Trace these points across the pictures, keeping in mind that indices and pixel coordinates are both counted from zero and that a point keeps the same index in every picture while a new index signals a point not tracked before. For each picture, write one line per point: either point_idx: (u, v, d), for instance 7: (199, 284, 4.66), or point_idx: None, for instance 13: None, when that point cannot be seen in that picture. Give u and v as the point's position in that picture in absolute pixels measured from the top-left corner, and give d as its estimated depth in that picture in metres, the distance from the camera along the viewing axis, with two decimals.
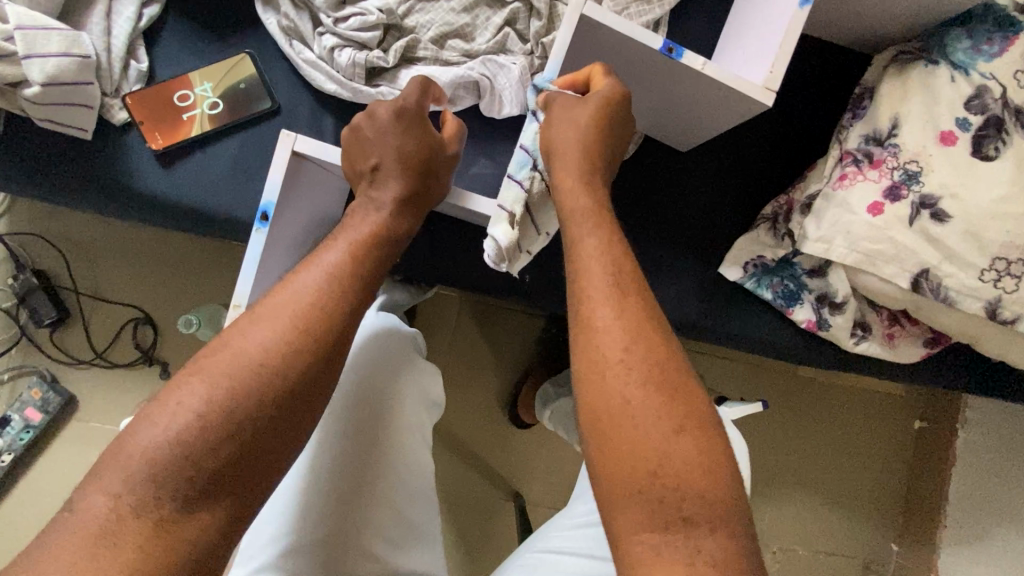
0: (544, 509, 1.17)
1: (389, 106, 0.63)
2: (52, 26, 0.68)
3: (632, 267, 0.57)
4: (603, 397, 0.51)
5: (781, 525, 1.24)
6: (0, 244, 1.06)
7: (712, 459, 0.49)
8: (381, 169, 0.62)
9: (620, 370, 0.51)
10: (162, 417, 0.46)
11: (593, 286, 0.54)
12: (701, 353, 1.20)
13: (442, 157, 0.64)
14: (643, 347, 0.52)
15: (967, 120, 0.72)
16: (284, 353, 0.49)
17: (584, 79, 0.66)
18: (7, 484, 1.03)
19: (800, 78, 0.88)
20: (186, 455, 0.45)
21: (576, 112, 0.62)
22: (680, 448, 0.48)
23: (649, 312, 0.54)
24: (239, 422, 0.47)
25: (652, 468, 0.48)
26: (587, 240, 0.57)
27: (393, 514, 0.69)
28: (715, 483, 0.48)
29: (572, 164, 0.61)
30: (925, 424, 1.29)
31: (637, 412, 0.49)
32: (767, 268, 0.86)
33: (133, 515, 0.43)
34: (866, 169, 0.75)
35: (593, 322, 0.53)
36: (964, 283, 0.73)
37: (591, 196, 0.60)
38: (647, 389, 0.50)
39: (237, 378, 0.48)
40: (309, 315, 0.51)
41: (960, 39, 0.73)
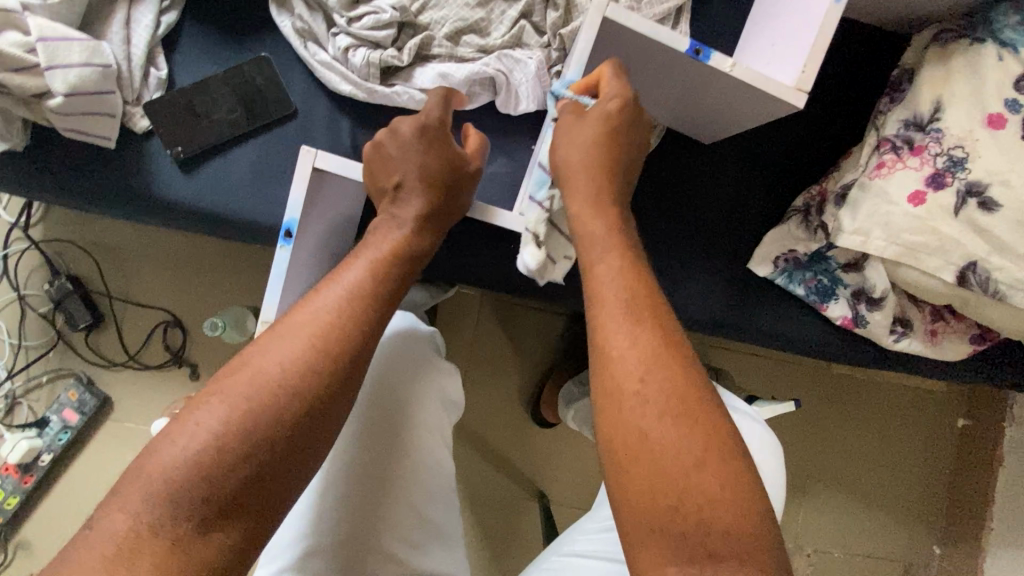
0: (568, 508, 1.16)
1: (411, 122, 0.61)
2: (73, 36, 0.69)
3: (650, 294, 0.54)
4: (618, 422, 0.49)
5: (815, 526, 1.20)
6: (36, 251, 1.09)
7: (733, 489, 0.46)
8: (404, 186, 0.61)
9: (638, 404, 0.49)
10: (181, 436, 0.46)
11: (608, 313, 0.53)
12: (730, 350, 1.16)
13: (464, 172, 0.62)
14: (662, 371, 0.50)
15: (1018, 100, 0.67)
16: (303, 375, 0.49)
17: (596, 82, 0.63)
18: (49, 482, 1.07)
19: (833, 61, 0.84)
20: (204, 477, 0.45)
21: (580, 129, 0.60)
22: (702, 480, 0.46)
23: (668, 338, 0.52)
24: (258, 443, 0.47)
25: (676, 497, 0.46)
26: (601, 265, 0.56)
27: (417, 525, 0.69)
28: (739, 513, 0.46)
29: (582, 186, 0.59)
30: (970, 422, 1.22)
31: (656, 444, 0.48)
32: (799, 263, 0.82)
33: (151, 534, 0.44)
34: (906, 157, 0.70)
35: (611, 349, 0.51)
36: (1016, 277, 0.68)
37: (603, 216, 0.58)
38: (664, 422, 0.48)
39: (256, 399, 0.47)
40: (327, 335, 0.51)
41: (1008, 14, 0.68)
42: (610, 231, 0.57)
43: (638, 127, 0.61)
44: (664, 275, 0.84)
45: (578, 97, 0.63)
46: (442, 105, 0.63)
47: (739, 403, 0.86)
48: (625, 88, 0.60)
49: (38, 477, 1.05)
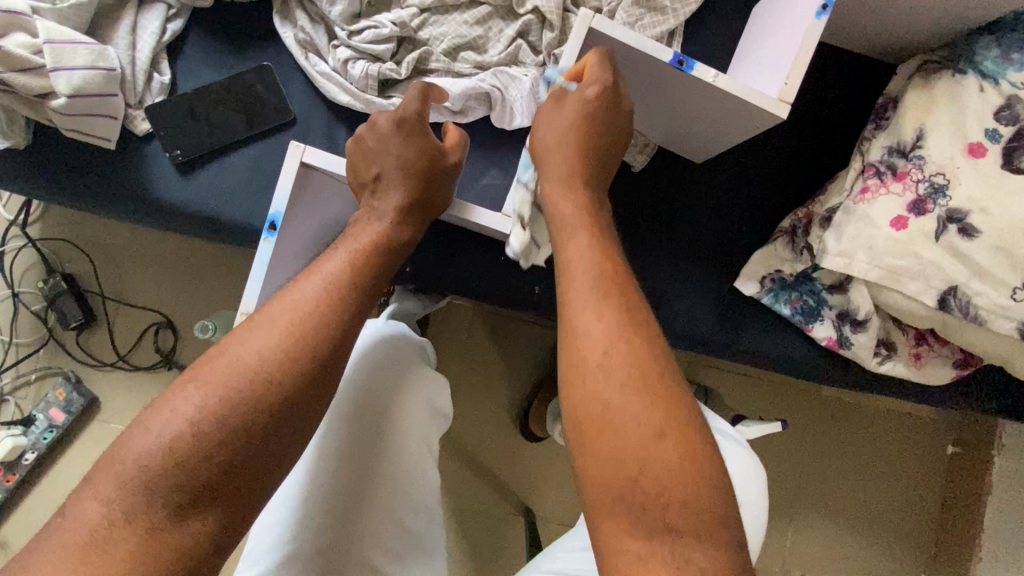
0: (554, 524, 1.15)
1: (390, 116, 0.62)
2: (79, 40, 0.70)
3: (618, 271, 0.55)
4: (580, 394, 0.50)
5: (802, 549, 1.19)
6: (32, 249, 1.10)
7: (692, 458, 0.47)
8: (383, 177, 0.62)
9: (600, 374, 0.49)
10: (156, 423, 0.46)
11: (576, 289, 0.53)
12: (719, 370, 1.17)
13: (444, 163, 0.64)
14: (625, 345, 0.50)
15: (997, 130, 0.68)
16: (279, 363, 0.49)
17: (582, 71, 0.63)
18: (31, 480, 1.07)
19: (822, 88, 0.86)
20: (177, 463, 0.45)
21: (558, 116, 0.62)
22: (660, 451, 0.47)
23: (634, 316, 0.52)
24: (233, 430, 0.47)
25: (635, 467, 0.47)
26: (572, 247, 0.56)
27: (393, 526, 0.68)
28: (694, 484, 0.46)
29: (556, 189, 0.60)
30: (959, 449, 1.22)
31: (617, 416, 0.48)
32: (785, 283, 0.84)
33: (125, 522, 0.44)
34: (890, 182, 0.72)
35: (578, 330, 0.52)
36: (995, 302, 0.69)
37: (577, 197, 0.59)
38: (625, 392, 0.49)
39: (232, 388, 0.48)
40: (305, 324, 0.51)
41: (989, 47, 0.70)
42: (579, 210, 0.58)
43: (615, 120, 0.62)
44: (652, 291, 0.85)
45: (566, 83, 0.63)
46: (421, 100, 0.64)
47: (725, 425, 0.86)
48: (607, 75, 0.61)
49: (21, 475, 1.05)
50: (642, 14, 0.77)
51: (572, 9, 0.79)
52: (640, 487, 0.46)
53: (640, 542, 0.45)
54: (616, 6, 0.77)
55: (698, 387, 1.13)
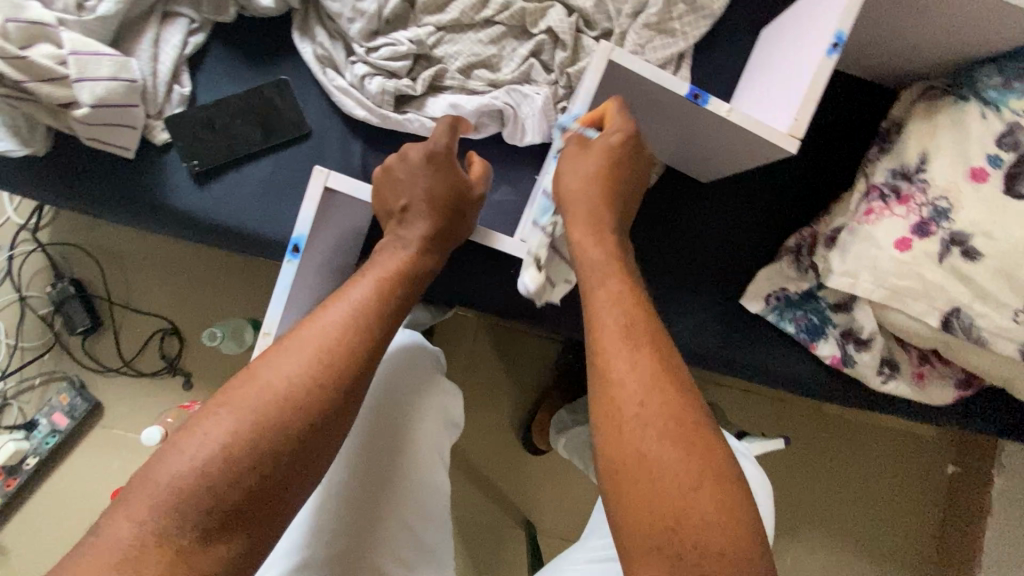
0: (555, 539, 1.15)
1: (420, 150, 0.64)
2: (103, 52, 0.71)
3: (648, 317, 0.57)
4: (617, 445, 0.51)
5: (804, 568, 1.19)
6: (41, 253, 1.10)
7: (727, 505, 0.48)
8: (410, 210, 0.63)
9: (637, 424, 0.50)
10: (189, 447, 0.47)
11: (608, 341, 0.54)
12: (722, 385, 1.17)
13: (469, 198, 0.65)
14: (658, 395, 0.51)
15: (999, 156, 0.70)
16: (308, 389, 0.50)
17: (599, 117, 0.66)
18: (32, 485, 1.07)
19: (827, 111, 0.88)
20: (209, 486, 0.46)
21: (582, 163, 0.63)
22: (697, 501, 0.48)
23: (663, 363, 0.54)
24: (264, 454, 0.48)
25: (672, 515, 0.48)
26: (601, 292, 0.58)
27: (409, 546, 0.69)
28: (732, 531, 0.47)
29: (582, 247, 0.61)
30: (959, 469, 1.23)
31: (654, 467, 0.49)
32: (790, 301, 0.85)
33: (156, 543, 0.44)
34: (893, 205, 0.74)
35: (610, 378, 0.53)
36: (998, 325, 0.70)
37: (604, 243, 0.61)
38: (660, 441, 0.50)
39: (263, 413, 0.48)
40: (334, 350, 0.52)
41: (991, 75, 0.72)
42: (608, 257, 0.60)
43: (638, 160, 0.66)
44: (657, 307, 0.86)
45: (584, 129, 0.66)
46: (450, 133, 0.65)
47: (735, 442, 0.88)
48: (627, 122, 0.64)
49: (22, 480, 1.05)
50: (652, 36, 0.79)
51: (584, 31, 0.81)
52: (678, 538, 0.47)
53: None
54: (627, 29, 0.79)
55: None
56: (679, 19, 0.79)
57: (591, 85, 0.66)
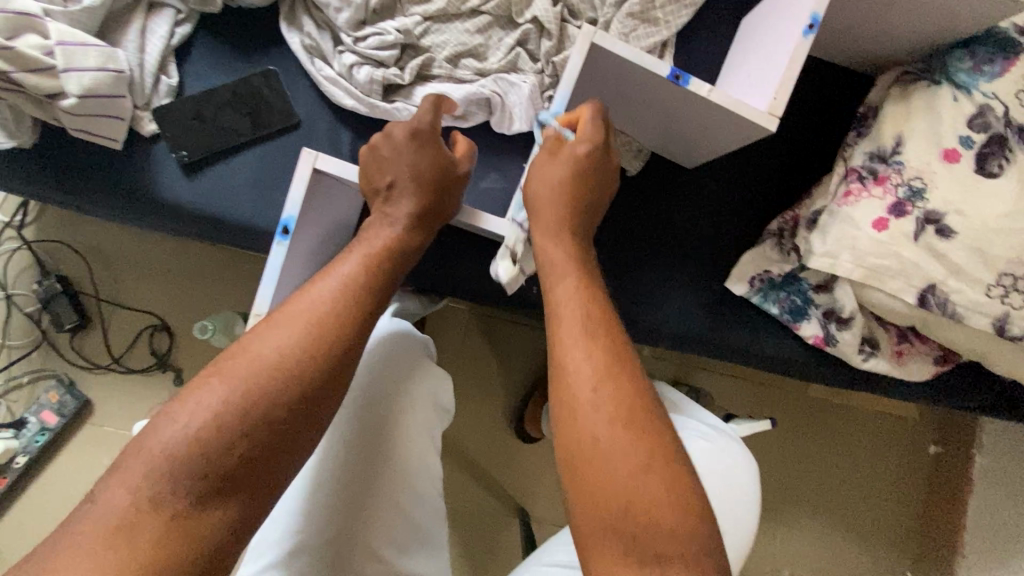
0: (549, 525, 1.17)
1: (405, 128, 0.64)
2: (90, 42, 0.71)
3: (605, 312, 0.58)
4: (574, 429, 0.53)
5: (793, 548, 1.22)
6: (27, 250, 1.09)
7: (674, 486, 0.50)
8: (397, 186, 0.64)
9: (590, 409, 0.53)
10: (182, 414, 0.47)
11: (567, 327, 0.57)
12: (710, 371, 1.20)
13: (454, 173, 0.66)
14: (611, 384, 0.53)
15: (970, 137, 0.73)
16: (299, 360, 0.51)
17: (576, 121, 0.67)
18: (22, 483, 1.06)
19: (806, 96, 0.90)
20: (202, 450, 0.47)
21: (550, 167, 0.64)
22: (647, 487, 0.50)
23: (618, 355, 0.55)
24: (255, 422, 0.48)
25: (624, 499, 0.50)
26: (561, 289, 0.59)
27: (404, 523, 0.70)
28: (682, 512, 0.49)
29: (547, 216, 0.63)
30: (941, 448, 1.26)
31: (607, 451, 0.51)
32: (773, 283, 0.87)
33: (151, 510, 0.45)
34: (871, 186, 0.76)
35: (569, 374, 0.55)
36: (971, 299, 0.73)
37: (564, 243, 0.62)
38: (614, 427, 0.52)
39: (256, 381, 0.49)
40: (323, 323, 0.53)
41: (962, 59, 0.75)
42: (567, 256, 0.62)
43: (605, 171, 0.66)
44: (646, 293, 0.88)
45: (561, 130, 0.66)
46: (434, 112, 0.66)
47: (720, 420, 0.90)
48: (599, 132, 0.64)
49: (11, 479, 1.04)
50: (636, 25, 0.80)
51: (569, 20, 0.82)
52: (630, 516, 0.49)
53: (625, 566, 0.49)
54: (612, 17, 0.81)
55: (688, 388, 1.16)
56: (662, 7, 0.80)
57: (575, 70, 0.66)
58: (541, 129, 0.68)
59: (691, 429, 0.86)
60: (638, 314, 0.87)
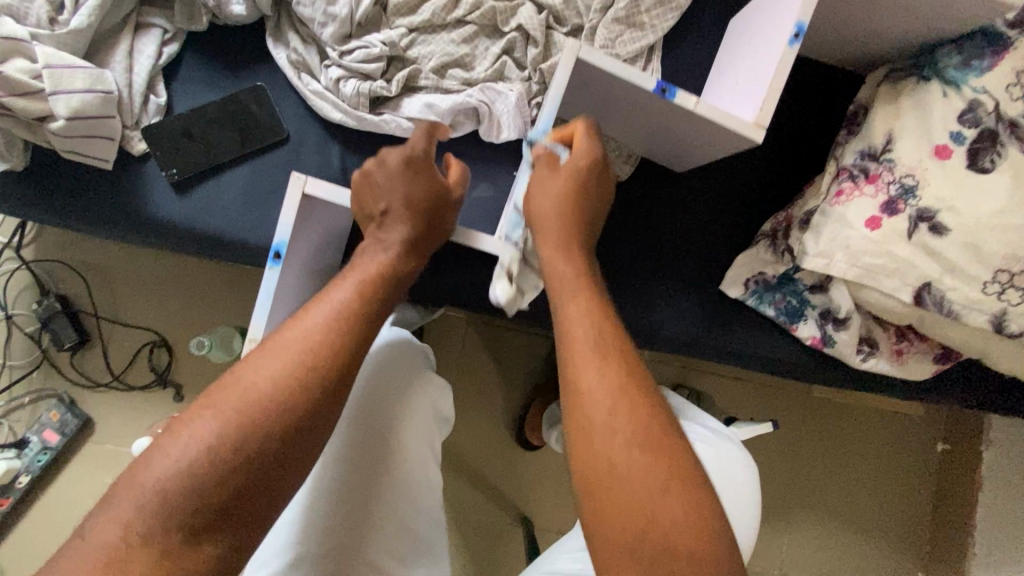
0: (553, 533, 1.16)
1: (398, 155, 0.64)
2: (77, 65, 0.72)
3: (615, 327, 0.57)
4: (588, 453, 0.52)
5: (801, 551, 1.20)
6: (26, 271, 1.10)
7: (693, 507, 0.49)
8: (389, 213, 0.63)
9: (606, 431, 0.51)
10: (174, 448, 0.47)
11: (581, 347, 0.55)
12: (711, 373, 1.19)
13: (448, 200, 0.66)
14: (627, 403, 0.52)
15: (961, 133, 0.72)
16: (293, 391, 0.51)
17: (569, 136, 0.67)
18: (25, 503, 1.07)
19: (796, 96, 0.90)
20: (196, 486, 0.46)
21: (554, 181, 0.63)
22: (666, 509, 0.49)
23: (630, 371, 0.54)
24: (250, 456, 0.48)
25: (642, 521, 0.48)
26: (570, 306, 0.58)
27: (404, 539, 0.70)
28: (697, 534, 0.48)
29: (555, 235, 0.62)
30: (949, 446, 1.25)
31: (623, 471, 0.50)
32: (768, 284, 0.86)
33: (143, 544, 0.45)
34: (862, 184, 0.75)
35: (581, 392, 0.53)
36: (967, 297, 0.72)
37: (572, 261, 0.61)
38: (630, 446, 0.51)
39: (249, 414, 0.49)
40: (317, 354, 0.53)
41: (951, 55, 0.74)
42: (577, 273, 0.60)
43: (602, 188, 0.66)
44: (642, 298, 0.87)
45: (553, 146, 0.66)
46: (428, 140, 0.66)
47: (718, 424, 0.89)
48: (594, 146, 0.65)
49: (14, 499, 1.05)
50: (622, 30, 0.80)
51: (555, 27, 0.82)
52: (648, 539, 0.48)
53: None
54: (598, 23, 0.81)
55: (689, 391, 1.15)
56: (647, 12, 0.80)
57: (559, 91, 0.67)
58: (531, 147, 0.69)
59: (690, 431, 0.85)
60: (633, 319, 0.87)
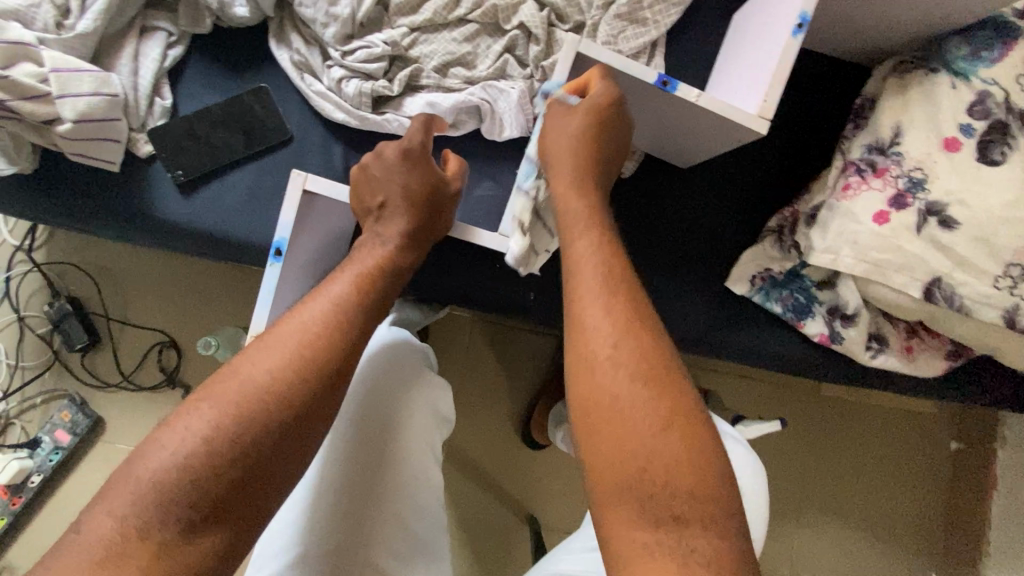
0: (560, 533, 1.15)
1: (396, 147, 0.66)
2: (84, 68, 0.73)
3: (624, 267, 0.57)
4: (589, 387, 0.51)
5: (811, 552, 1.19)
6: (38, 273, 1.12)
7: (697, 450, 0.48)
8: (388, 206, 0.64)
9: (610, 363, 0.51)
10: (170, 440, 0.48)
11: (585, 282, 0.55)
12: (719, 372, 1.18)
13: (446, 193, 0.66)
14: (632, 340, 0.51)
15: (971, 125, 0.71)
16: (289, 382, 0.51)
17: (585, 85, 0.66)
18: (37, 503, 1.08)
19: (802, 90, 0.88)
20: (191, 478, 0.47)
21: (569, 121, 0.63)
22: (668, 443, 0.48)
23: (637, 309, 0.54)
24: (244, 446, 0.48)
25: (644, 461, 0.47)
26: (579, 242, 0.58)
27: (406, 537, 0.69)
28: (698, 475, 0.47)
29: (565, 167, 0.62)
30: (962, 444, 1.22)
31: (625, 406, 0.49)
32: (775, 280, 0.86)
33: (139, 538, 0.45)
34: (870, 178, 0.74)
35: (586, 325, 0.53)
36: (978, 291, 0.71)
37: (584, 196, 0.60)
38: (633, 382, 0.50)
39: (245, 405, 0.49)
40: (314, 347, 0.53)
41: (959, 46, 0.73)
42: (588, 209, 0.60)
43: (620, 128, 0.64)
44: (646, 296, 0.87)
45: (567, 96, 0.65)
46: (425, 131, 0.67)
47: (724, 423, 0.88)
48: (614, 88, 0.63)
49: (26, 499, 1.06)
50: (624, 26, 0.80)
51: (557, 24, 0.82)
52: (649, 480, 0.47)
53: (646, 531, 0.46)
54: (600, 20, 0.80)
55: (696, 390, 1.14)
56: (650, 8, 0.80)
57: (563, 69, 0.67)
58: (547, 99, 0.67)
59: None
60: None
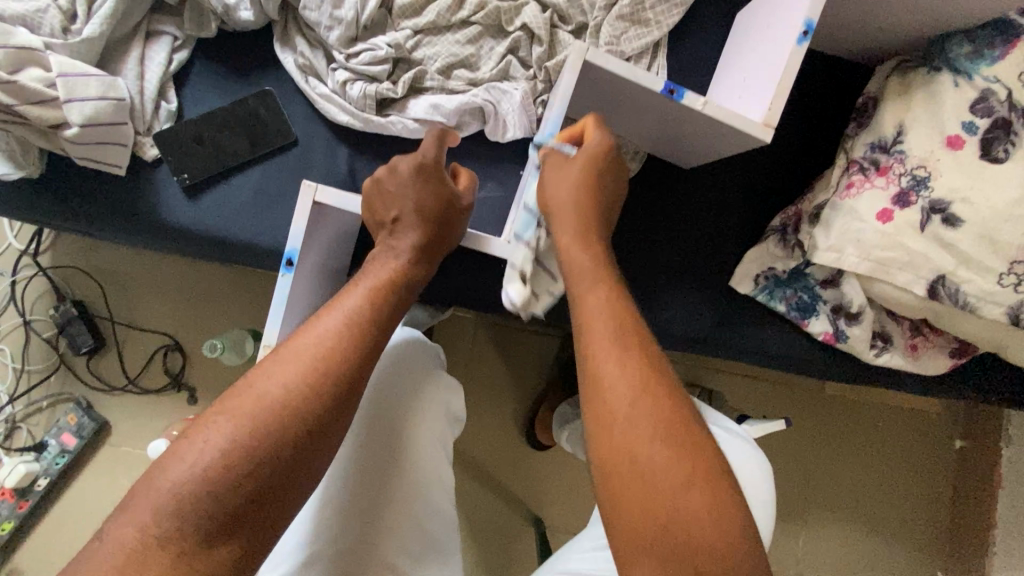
0: (565, 534, 1.15)
1: (408, 162, 0.65)
2: (91, 73, 0.74)
3: (636, 321, 0.57)
4: (608, 447, 0.51)
5: (817, 551, 1.19)
6: (43, 277, 1.12)
7: (720, 509, 0.48)
8: (401, 220, 0.65)
9: (627, 427, 0.51)
10: (190, 453, 0.48)
11: (599, 342, 0.55)
12: (723, 372, 1.18)
13: (458, 206, 0.66)
14: (649, 400, 0.52)
15: (974, 123, 0.70)
16: (305, 395, 0.51)
17: (578, 133, 0.68)
18: (44, 506, 1.08)
19: (805, 89, 0.89)
20: (210, 490, 0.47)
21: (569, 170, 0.64)
22: (689, 501, 0.48)
23: (651, 366, 0.54)
24: (262, 459, 0.49)
25: (665, 517, 0.48)
26: (591, 297, 0.58)
27: (418, 540, 0.70)
28: (721, 533, 0.47)
29: (568, 220, 0.62)
30: (967, 443, 1.22)
31: (646, 468, 0.49)
32: (779, 279, 0.86)
33: (159, 547, 0.45)
34: (873, 176, 0.74)
35: (602, 387, 0.53)
36: (983, 289, 0.71)
37: (591, 251, 0.61)
38: (652, 442, 0.50)
39: (261, 418, 0.50)
40: (328, 360, 0.53)
41: (961, 45, 0.73)
42: (596, 262, 0.61)
43: (613, 181, 0.66)
44: (651, 296, 0.87)
45: (561, 145, 0.67)
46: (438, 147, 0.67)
47: (729, 423, 0.88)
48: (605, 139, 0.65)
49: (33, 502, 1.06)
50: (626, 27, 0.80)
51: (559, 25, 0.82)
52: (672, 533, 0.47)
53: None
54: (602, 21, 0.80)
55: (701, 390, 1.14)
56: (652, 9, 0.80)
57: (567, 92, 0.67)
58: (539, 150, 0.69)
59: None
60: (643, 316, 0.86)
